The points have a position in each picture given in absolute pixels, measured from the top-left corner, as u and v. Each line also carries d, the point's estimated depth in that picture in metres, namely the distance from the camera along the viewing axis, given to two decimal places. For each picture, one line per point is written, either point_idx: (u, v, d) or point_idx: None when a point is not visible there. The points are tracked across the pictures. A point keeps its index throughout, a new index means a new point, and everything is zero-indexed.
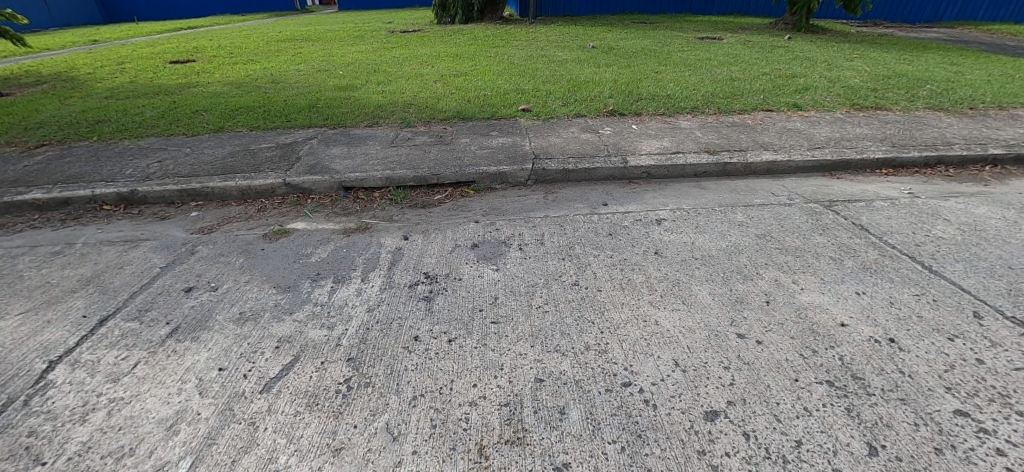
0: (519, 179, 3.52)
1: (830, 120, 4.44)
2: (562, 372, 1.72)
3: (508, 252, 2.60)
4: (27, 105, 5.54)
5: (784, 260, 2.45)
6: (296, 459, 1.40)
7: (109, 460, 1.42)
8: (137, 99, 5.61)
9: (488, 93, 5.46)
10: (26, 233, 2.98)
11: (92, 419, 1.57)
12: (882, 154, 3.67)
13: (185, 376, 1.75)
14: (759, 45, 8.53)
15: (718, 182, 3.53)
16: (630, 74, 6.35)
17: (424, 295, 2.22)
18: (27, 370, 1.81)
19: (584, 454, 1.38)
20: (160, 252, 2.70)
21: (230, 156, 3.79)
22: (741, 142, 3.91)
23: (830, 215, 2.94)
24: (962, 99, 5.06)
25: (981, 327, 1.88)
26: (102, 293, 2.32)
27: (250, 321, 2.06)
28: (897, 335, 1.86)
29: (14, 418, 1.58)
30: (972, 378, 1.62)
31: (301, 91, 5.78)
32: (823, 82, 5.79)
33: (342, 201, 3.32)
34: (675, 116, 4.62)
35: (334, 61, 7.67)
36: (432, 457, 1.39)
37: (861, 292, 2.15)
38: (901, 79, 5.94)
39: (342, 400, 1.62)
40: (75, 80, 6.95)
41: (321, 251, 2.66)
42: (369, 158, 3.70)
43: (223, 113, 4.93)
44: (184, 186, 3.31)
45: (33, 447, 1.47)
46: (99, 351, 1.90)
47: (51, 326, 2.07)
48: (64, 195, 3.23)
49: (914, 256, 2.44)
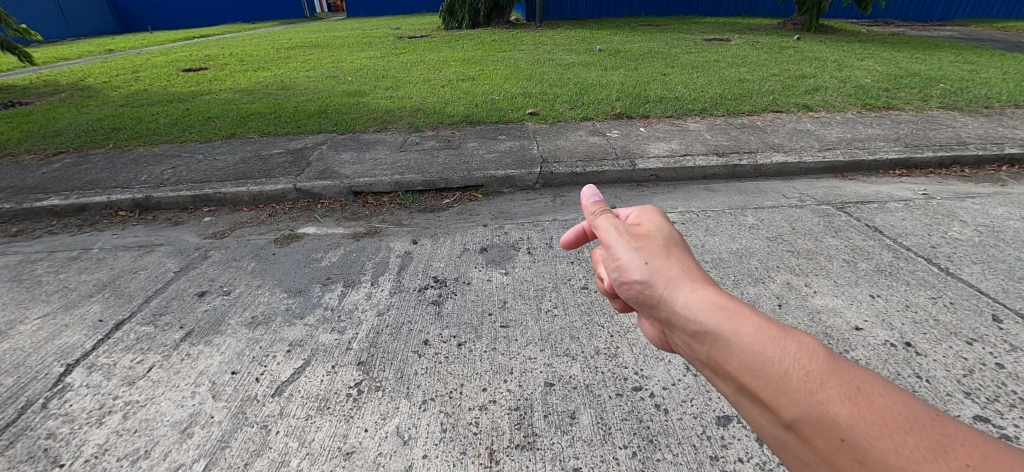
0: (527, 183, 3.53)
1: (841, 121, 4.39)
2: (572, 376, 1.72)
3: (516, 255, 2.60)
4: (45, 113, 5.68)
5: (796, 263, 2.42)
6: (308, 462, 1.42)
7: (126, 462, 1.44)
8: (151, 107, 5.72)
9: (495, 98, 5.48)
10: (45, 238, 3.05)
11: (108, 421, 1.60)
12: (895, 154, 3.62)
13: (198, 380, 1.77)
14: (767, 46, 8.47)
15: (727, 184, 3.50)
16: (637, 76, 6.34)
17: (434, 299, 2.23)
18: (45, 374, 1.84)
19: (595, 459, 1.38)
20: (173, 256, 2.74)
21: (241, 162, 3.85)
22: (750, 144, 3.88)
23: (843, 216, 2.90)
24: (977, 98, 4.97)
25: (1001, 330, 1.84)
26: (118, 297, 2.36)
27: (262, 325, 2.08)
28: (913, 339, 1.82)
29: (33, 421, 1.61)
30: (993, 382, 1.59)
31: (310, 97, 5.85)
32: (833, 83, 5.73)
33: (351, 205, 3.34)
34: (683, 118, 4.60)
35: (343, 67, 7.77)
36: (443, 462, 1.39)
37: (876, 295, 2.12)
38: (913, 79, 5.86)
39: (353, 404, 1.62)
40: (91, 89, 7.11)
41: (332, 256, 2.68)
42: (378, 162, 3.73)
43: (234, 119, 5.01)
44: (197, 192, 3.36)
45: (52, 449, 1.50)
46: (115, 355, 1.93)
47: (69, 330, 2.11)
48: (80, 202, 3.29)
49: (930, 258, 2.40)
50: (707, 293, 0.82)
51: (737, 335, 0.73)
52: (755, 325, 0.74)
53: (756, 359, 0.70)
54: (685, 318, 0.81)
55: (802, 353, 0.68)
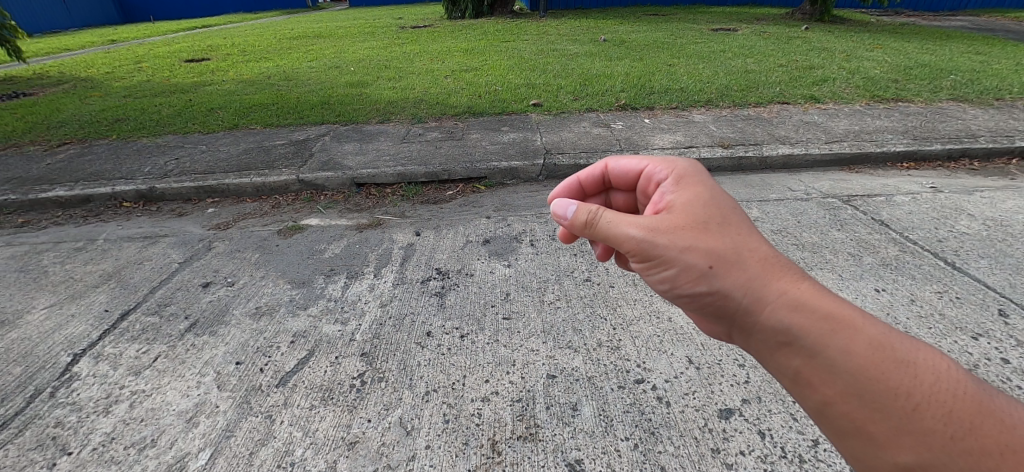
0: (530, 175, 3.51)
1: (848, 113, 4.33)
2: (574, 368, 1.72)
3: (519, 247, 2.59)
4: (48, 104, 5.68)
5: (800, 257, 2.40)
6: (312, 451, 1.43)
7: (133, 450, 1.45)
8: (154, 97, 5.72)
9: (499, 88, 5.45)
10: (50, 229, 3.07)
11: (115, 410, 1.61)
12: (903, 147, 3.57)
13: (204, 370, 1.79)
14: (775, 36, 8.34)
15: (732, 177, 3.47)
16: (642, 67, 6.27)
17: (436, 290, 2.24)
18: (52, 363, 1.86)
19: (596, 451, 1.38)
20: (178, 247, 2.75)
21: (245, 153, 3.85)
22: (756, 136, 3.84)
23: (849, 210, 2.88)
24: (987, 89, 4.89)
25: (1007, 325, 1.83)
26: (124, 288, 2.37)
27: (266, 316, 2.10)
28: (918, 333, 1.81)
29: (42, 409, 1.64)
30: (996, 377, 1.58)
31: (313, 88, 5.81)
32: (841, 74, 5.65)
33: (354, 197, 3.34)
34: (689, 109, 4.57)
35: (346, 57, 7.72)
36: (446, 452, 1.40)
37: (881, 289, 2.10)
38: (923, 70, 5.76)
39: (356, 395, 1.63)
40: (94, 80, 7.10)
41: (335, 247, 2.69)
42: (380, 154, 3.72)
43: (237, 110, 5.00)
44: (200, 183, 3.37)
45: (60, 437, 1.52)
46: (121, 344, 1.95)
47: (75, 319, 2.13)
48: (85, 193, 3.30)
49: (937, 252, 2.38)
50: (800, 300, 0.80)
51: (841, 355, 0.72)
52: (868, 340, 0.72)
53: (873, 386, 0.68)
54: (768, 330, 0.81)
55: (937, 384, 0.66)
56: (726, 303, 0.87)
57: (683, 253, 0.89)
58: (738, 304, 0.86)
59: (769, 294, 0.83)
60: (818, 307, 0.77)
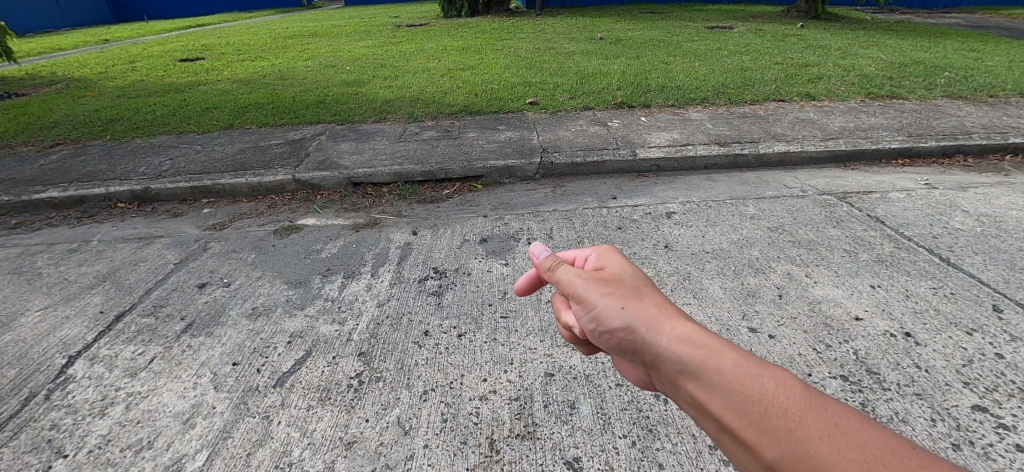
0: (527, 173, 3.51)
1: (844, 110, 4.34)
2: (572, 366, 1.72)
3: (516, 246, 2.59)
4: (41, 104, 5.63)
5: (796, 254, 2.41)
6: (310, 452, 1.42)
7: (129, 453, 1.44)
8: (148, 97, 5.68)
9: (495, 87, 5.44)
10: (44, 231, 3.04)
11: (111, 412, 1.60)
12: (898, 144, 3.59)
13: (200, 371, 1.78)
14: (770, 34, 8.36)
15: (728, 174, 3.48)
16: (639, 64, 6.27)
17: (433, 289, 2.23)
18: (47, 365, 1.85)
19: (594, 448, 1.38)
20: (173, 248, 2.74)
21: (240, 153, 3.83)
22: (752, 134, 3.85)
23: (844, 207, 2.89)
24: (981, 86, 4.92)
25: (1001, 320, 1.84)
26: (119, 289, 2.36)
27: (263, 316, 2.09)
28: (913, 329, 1.82)
29: (37, 412, 1.63)
30: (991, 372, 1.58)
31: (309, 87, 5.79)
32: (836, 71, 5.68)
33: (350, 197, 3.33)
34: (685, 107, 4.57)
35: (341, 56, 7.68)
36: (444, 451, 1.39)
37: (876, 285, 2.12)
38: (918, 67, 5.79)
39: (354, 395, 1.63)
40: (87, 80, 7.04)
41: (332, 247, 2.68)
42: (377, 153, 3.71)
43: (233, 110, 4.97)
44: (196, 183, 3.35)
45: (55, 440, 1.51)
46: (116, 346, 1.94)
47: (70, 321, 2.12)
48: (79, 194, 3.28)
49: (932, 248, 2.40)
50: (695, 334, 0.78)
51: (716, 375, 0.72)
52: (733, 362, 0.73)
53: (753, 410, 0.67)
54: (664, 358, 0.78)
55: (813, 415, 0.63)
56: (630, 338, 0.84)
57: (601, 296, 0.90)
58: (640, 339, 0.82)
59: (662, 328, 0.81)
60: (701, 339, 0.77)
